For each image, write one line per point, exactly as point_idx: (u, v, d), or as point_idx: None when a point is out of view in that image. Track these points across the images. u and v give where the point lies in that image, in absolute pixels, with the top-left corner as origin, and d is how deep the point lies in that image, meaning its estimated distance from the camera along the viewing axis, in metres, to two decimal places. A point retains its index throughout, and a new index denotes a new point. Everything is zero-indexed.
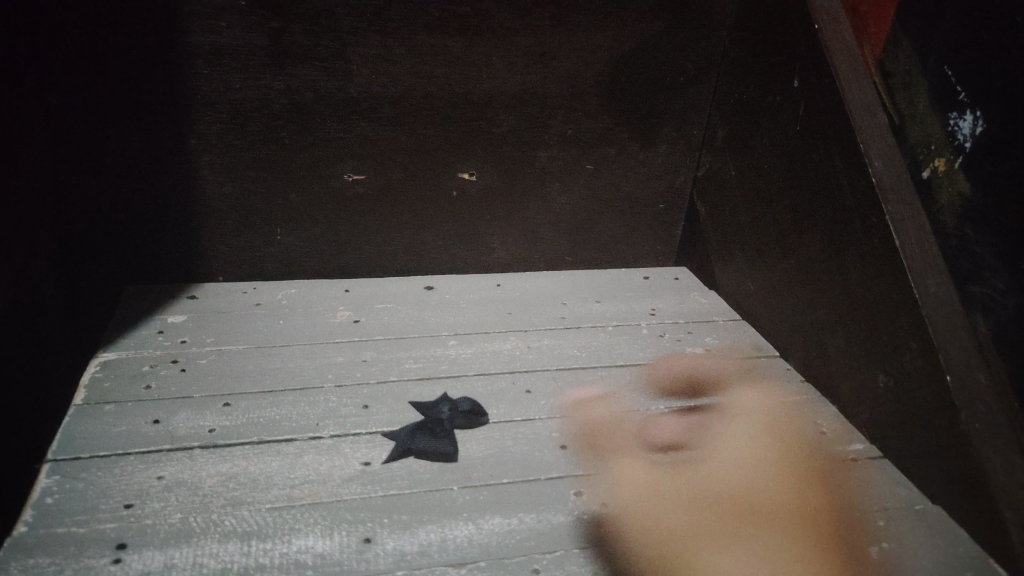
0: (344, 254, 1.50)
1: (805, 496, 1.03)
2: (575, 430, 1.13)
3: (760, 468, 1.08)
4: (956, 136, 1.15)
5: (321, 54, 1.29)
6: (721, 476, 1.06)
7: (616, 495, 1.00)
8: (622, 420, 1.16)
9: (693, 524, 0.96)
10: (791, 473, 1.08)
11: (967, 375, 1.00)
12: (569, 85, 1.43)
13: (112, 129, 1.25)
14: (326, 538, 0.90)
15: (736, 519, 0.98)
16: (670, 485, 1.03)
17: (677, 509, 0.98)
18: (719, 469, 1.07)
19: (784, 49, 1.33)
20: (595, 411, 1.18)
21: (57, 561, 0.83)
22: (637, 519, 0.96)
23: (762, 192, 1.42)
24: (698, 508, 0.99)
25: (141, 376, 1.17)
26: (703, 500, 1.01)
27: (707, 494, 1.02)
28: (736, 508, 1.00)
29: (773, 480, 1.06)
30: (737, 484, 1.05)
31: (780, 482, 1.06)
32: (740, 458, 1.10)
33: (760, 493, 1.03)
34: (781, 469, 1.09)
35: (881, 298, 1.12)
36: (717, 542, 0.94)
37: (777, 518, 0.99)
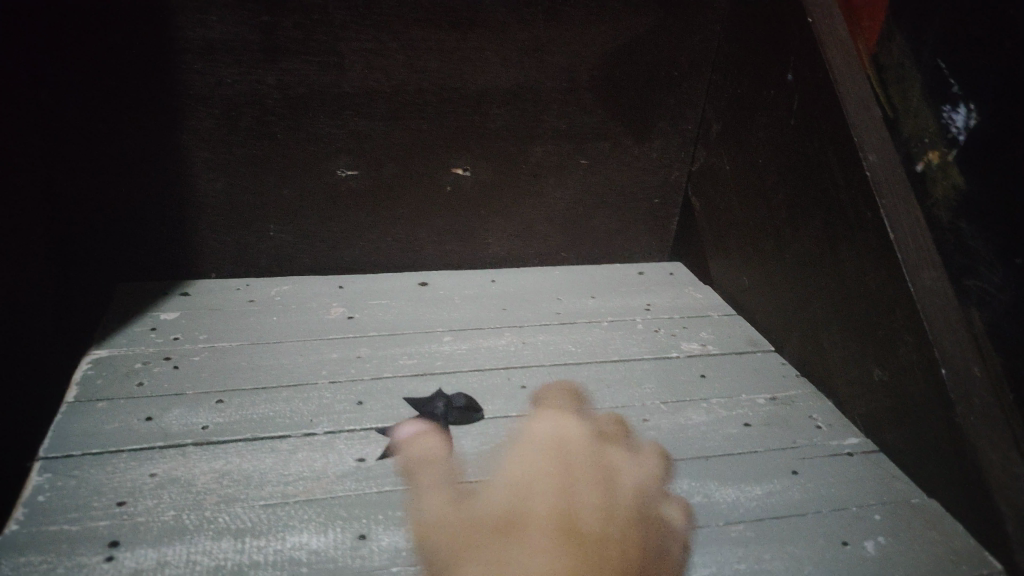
0: (338, 251, 1.50)
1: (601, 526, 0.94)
2: (411, 456, 1.03)
3: (542, 500, 0.97)
4: (950, 129, 1.15)
5: (314, 48, 1.28)
6: (527, 499, 0.97)
7: (425, 514, 0.93)
8: (438, 447, 1.05)
9: (490, 552, 0.88)
10: (580, 506, 0.96)
11: (962, 368, 1.00)
12: (563, 79, 1.43)
13: (103, 124, 1.25)
14: (321, 535, 0.90)
15: (534, 547, 0.89)
16: (443, 518, 0.93)
17: (468, 535, 0.90)
18: (547, 492, 0.98)
19: (778, 43, 1.33)
20: (428, 438, 1.06)
21: (48, 559, 0.83)
22: (423, 548, 0.88)
23: (757, 187, 1.41)
24: (484, 540, 0.89)
25: (134, 373, 1.16)
26: (512, 525, 0.92)
27: (520, 518, 0.93)
28: (537, 537, 0.91)
29: (556, 511, 0.95)
30: (534, 505, 0.96)
31: (562, 518, 0.94)
32: (564, 483, 1.00)
33: (543, 526, 0.92)
34: (571, 505, 0.96)
35: (875, 292, 1.12)
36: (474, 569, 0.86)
37: (572, 548, 0.89)
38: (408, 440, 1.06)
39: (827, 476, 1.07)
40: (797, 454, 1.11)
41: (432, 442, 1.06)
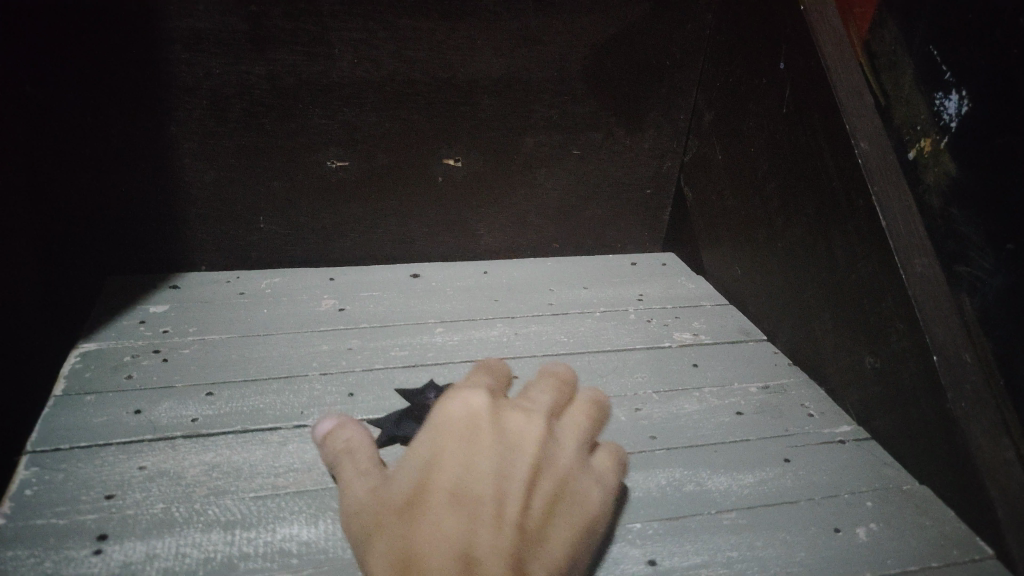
0: (329, 242, 1.49)
1: (511, 463, 0.84)
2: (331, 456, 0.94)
3: (450, 432, 0.85)
4: (942, 117, 1.16)
5: (302, 38, 1.27)
6: (431, 435, 0.86)
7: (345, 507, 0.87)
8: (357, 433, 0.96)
9: (393, 520, 0.79)
10: (489, 436, 0.86)
11: (953, 354, 1.00)
12: (555, 69, 1.42)
13: (90, 117, 1.24)
14: (312, 526, 0.89)
15: (434, 493, 0.79)
16: (359, 502, 0.85)
17: (380, 507, 0.82)
18: (456, 421, 0.87)
19: (771, 31, 1.32)
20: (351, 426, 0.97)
21: (36, 553, 0.82)
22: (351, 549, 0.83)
23: (749, 175, 1.41)
24: (391, 505, 0.81)
25: (123, 366, 1.16)
26: (416, 475, 0.82)
27: (432, 460, 0.83)
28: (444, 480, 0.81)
29: (465, 440, 0.85)
30: (435, 440, 0.85)
31: (472, 454, 0.83)
32: (476, 412, 0.88)
33: (446, 465, 0.82)
34: (483, 436, 0.85)
35: (867, 279, 1.11)
36: (381, 544, 0.78)
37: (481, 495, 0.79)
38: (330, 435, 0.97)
39: (820, 463, 1.07)
40: (789, 442, 1.11)
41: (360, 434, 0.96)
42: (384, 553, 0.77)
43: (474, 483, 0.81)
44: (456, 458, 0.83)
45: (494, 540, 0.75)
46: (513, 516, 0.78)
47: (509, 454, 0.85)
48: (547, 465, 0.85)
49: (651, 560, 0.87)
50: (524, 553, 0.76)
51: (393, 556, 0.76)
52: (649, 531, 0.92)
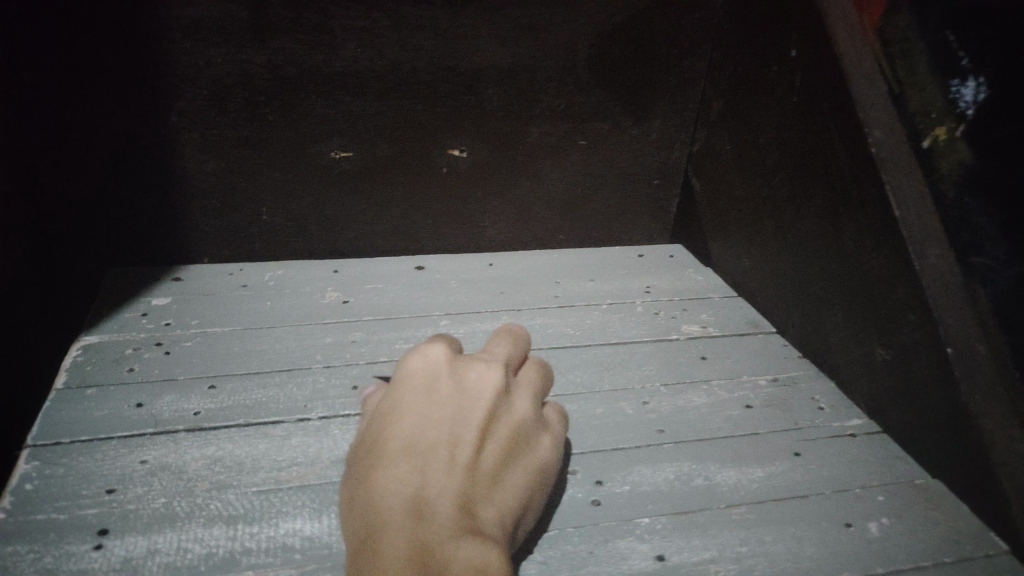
0: (333, 234, 1.48)
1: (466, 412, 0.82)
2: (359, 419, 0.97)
3: (408, 383, 0.84)
4: (958, 104, 1.04)
5: (304, 27, 1.25)
6: (391, 389, 0.84)
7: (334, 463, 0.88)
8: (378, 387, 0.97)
9: (354, 471, 0.79)
10: (447, 387, 0.83)
11: (967, 346, 0.98)
12: (561, 58, 1.40)
13: (89, 107, 1.23)
14: (314, 521, 0.88)
15: (390, 441, 0.78)
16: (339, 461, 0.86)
17: (349, 461, 0.82)
18: (412, 372, 0.85)
19: (781, 18, 1.30)
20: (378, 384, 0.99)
21: (36, 548, 0.81)
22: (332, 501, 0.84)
23: (758, 164, 1.39)
24: (355, 456, 0.81)
25: (124, 359, 1.15)
26: (375, 425, 0.81)
27: (388, 411, 0.82)
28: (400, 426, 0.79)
29: (427, 384, 0.83)
30: (394, 392, 0.84)
31: (426, 403, 0.82)
32: (433, 361, 0.86)
33: (402, 413, 0.81)
34: (439, 386, 0.83)
35: (880, 270, 1.09)
36: (346, 495, 0.78)
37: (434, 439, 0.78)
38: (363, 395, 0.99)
39: (830, 457, 1.05)
40: (799, 436, 1.09)
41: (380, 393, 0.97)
42: (346, 504, 0.77)
43: (428, 430, 0.79)
44: (413, 407, 0.81)
45: (446, 483, 0.75)
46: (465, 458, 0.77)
47: (465, 401, 0.83)
48: (501, 416, 0.84)
49: (658, 556, 0.86)
50: (475, 496, 0.76)
51: (353, 503, 0.76)
52: (656, 526, 0.90)
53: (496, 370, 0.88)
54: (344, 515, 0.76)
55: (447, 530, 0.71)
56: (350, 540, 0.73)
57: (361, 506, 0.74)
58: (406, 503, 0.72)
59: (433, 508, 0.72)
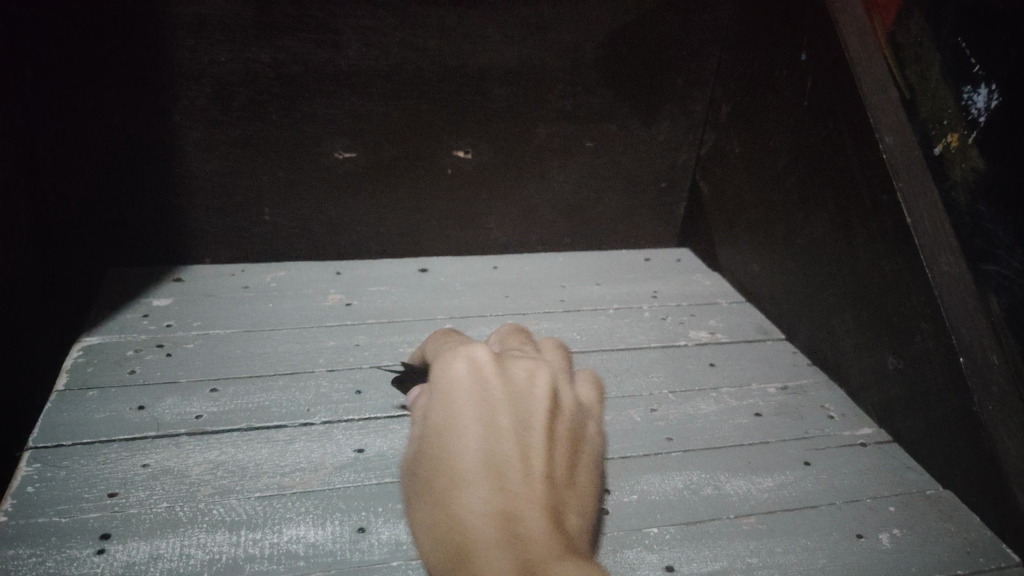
0: (337, 235, 1.47)
1: (528, 415, 0.74)
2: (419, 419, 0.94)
3: (459, 395, 0.76)
4: (970, 111, 1.14)
5: (309, 25, 1.24)
6: (441, 402, 0.77)
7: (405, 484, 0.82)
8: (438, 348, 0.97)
9: (430, 503, 0.72)
10: (501, 389, 0.76)
11: (980, 356, 0.97)
12: (569, 59, 1.39)
13: (92, 103, 1.21)
14: (318, 528, 0.87)
15: (460, 462, 0.70)
16: (410, 490, 0.79)
17: (420, 490, 0.75)
18: (460, 382, 0.77)
19: (791, 21, 1.28)
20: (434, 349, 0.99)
21: (37, 552, 0.80)
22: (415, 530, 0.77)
23: (767, 169, 1.38)
24: (426, 483, 0.74)
25: (126, 361, 1.13)
26: (438, 446, 0.73)
27: (448, 428, 0.74)
28: (466, 444, 0.71)
29: (477, 393, 0.75)
30: (447, 406, 0.76)
31: (486, 414, 0.74)
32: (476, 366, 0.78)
33: (463, 428, 0.73)
34: (492, 392, 0.76)
35: (891, 277, 1.08)
36: (429, 528, 0.72)
37: (507, 451, 0.70)
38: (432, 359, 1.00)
39: (841, 467, 1.04)
40: (809, 445, 1.08)
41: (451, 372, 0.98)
42: (434, 540, 0.70)
43: (496, 444, 0.71)
44: (472, 419, 0.73)
45: (527, 496, 0.67)
46: (542, 465, 0.70)
47: (523, 404, 0.75)
48: (560, 416, 0.77)
49: (668, 567, 0.84)
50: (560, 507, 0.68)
51: (442, 538, 0.69)
52: (665, 536, 0.89)
53: (542, 363, 0.81)
54: (434, 552, 0.70)
55: (547, 548, 0.62)
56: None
57: (451, 542, 0.67)
58: (493, 526, 0.64)
59: (523, 528, 0.64)
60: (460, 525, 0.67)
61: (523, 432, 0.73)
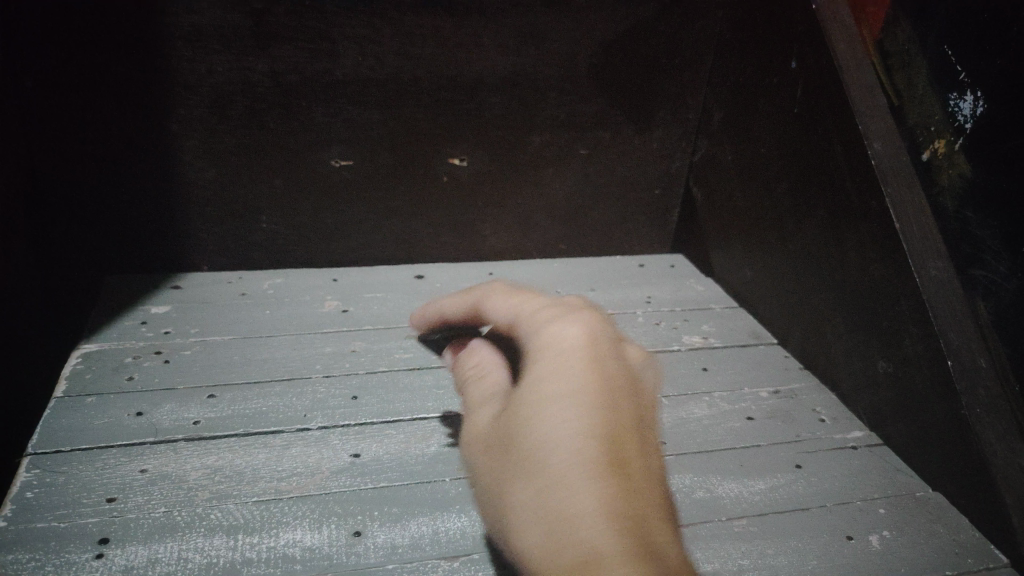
0: (333, 242, 1.48)
1: (640, 407, 0.70)
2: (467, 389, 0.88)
3: (579, 372, 0.69)
4: (957, 118, 1.23)
5: (305, 35, 1.25)
6: (549, 370, 0.70)
7: (478, 448, 0.76)
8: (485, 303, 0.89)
9: (531, 478, 0.65)
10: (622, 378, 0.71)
11: (968, 360, 0.98)
12: (563, 67, 1.40)
13: (91, 112, 1.22)
14: (315, 532, 0.88)
15: (577, 441, 0.64)
16: (490, 455, 0.73)
17: (510, 459, 0.69)
18: (568, 356, 0.71)
19: (783, 30, 1.30)
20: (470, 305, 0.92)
21: (37, 556, 0.81)
22: (493, 501, 0.72)
23: (760, 175, 1.39)
24: (525, 453, 0.67)
25: (124, 367, 1.14)
26: (545, 414, 0.66)
27: (559, 398, 0.67)
28: (584, 425, 0.65)
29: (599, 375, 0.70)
30: (557, 374, 0.69)
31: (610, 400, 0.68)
32: (586, 340, 0.72)
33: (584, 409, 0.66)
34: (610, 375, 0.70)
35: (880, 283, 1.10)
36: (524, 504, 0.66)
37: (624, 444, 0.64)
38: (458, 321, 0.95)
39: (833, 470, 1.05)
40: (801, 448, 1.09)
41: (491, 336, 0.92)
42: (532, 520, 0.64)
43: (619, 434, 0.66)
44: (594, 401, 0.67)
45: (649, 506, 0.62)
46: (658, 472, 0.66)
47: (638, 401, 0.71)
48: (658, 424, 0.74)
49: None
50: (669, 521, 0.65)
51: (547, 524, 0.63)
52: None
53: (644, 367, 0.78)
54: (532, 539, 0.64)
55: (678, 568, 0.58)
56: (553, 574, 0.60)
57: (561, 532, 0.61)
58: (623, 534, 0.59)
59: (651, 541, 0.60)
60: (573, 518, 0.61)
61: (639, 427, 0.68)
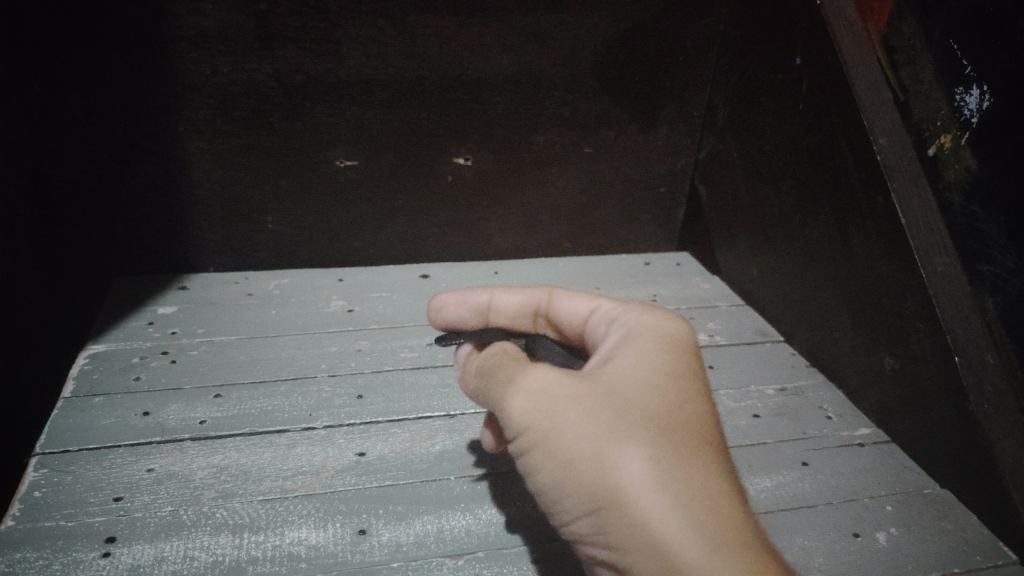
0: (339, 242, 1.49)
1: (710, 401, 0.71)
2: (483, 356, 0.76)
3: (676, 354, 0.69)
4: (963, 112, 1.27)
5: (309, 36, 1.25)
6: (664, 357, 0.68)
7: (546, 398, 0.65)
8: (535, 294, 0.86)
9: (664, 451, 0.61)
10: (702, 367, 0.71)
11: (976, 357, 0.98)
12: (567, 65, 1.39)
13: (98, 115, 1.23)
14: (320, 530, 0.88)
15: (707, 433, 0.64)
16: (577, 411, 0.63)
17: (622, 423, 0.62)
18: (661, 336, 0.71)
19: (788, 26, 1.29)
20: (508, 292, 0.88)
21: (44, 555, 0.81)
22: (571, 459, 0.62)
23: (766, 172, 1.39)
24: (648, 424, 0.63)
25: (131, 367, 1.15)
26: (669, 398, 0.65)
27: (681, 382, 0.67)
28: (706, 419, 0.66)
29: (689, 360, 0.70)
30: (673, 365, 0.68)
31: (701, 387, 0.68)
32: (691, 338, 0.72)
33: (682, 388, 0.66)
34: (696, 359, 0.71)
35: (886, 279, 1.09)
36: (652, 474, 0.60)
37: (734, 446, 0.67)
38: (489, 307, 0.88)
39: (839, 467, 1.04)
40: (807, 446, 1.09)
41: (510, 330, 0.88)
42: (663, 490, 0.59)
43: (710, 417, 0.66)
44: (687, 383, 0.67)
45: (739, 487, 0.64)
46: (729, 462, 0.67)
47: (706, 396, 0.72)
48: None
49: None
50: None
51: (685, 497, 0.59)
52: None
53: None
54: (663, 507, 0.59)
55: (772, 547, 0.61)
56: (704, 548, 0.57)
57: (709, 513, 0.59)
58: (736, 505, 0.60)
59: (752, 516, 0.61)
60: (721, 502, 0.60)
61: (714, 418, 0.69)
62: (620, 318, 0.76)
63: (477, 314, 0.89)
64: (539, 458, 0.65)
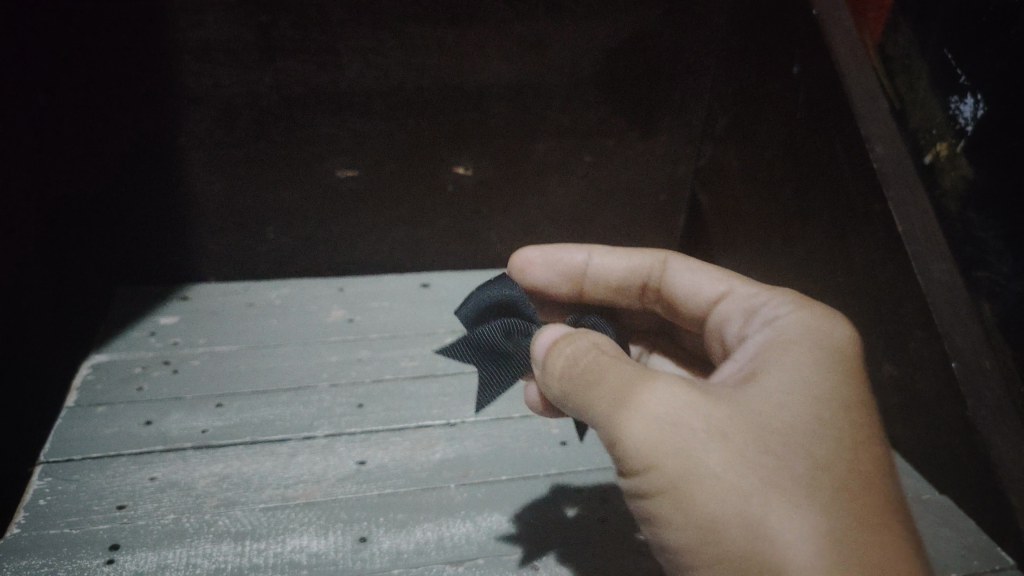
0: (341, 251, 1.51)
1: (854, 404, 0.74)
2: (591, 353, 0.79)
3: (814, 368, 0.74)
4: (958, 120, 1.33)
5: (311, 48, 1.24)
6: (815, 377, 0.73)
7: (677, 435, 0.68)
8: (646, 262, 1.04)
9: (809, 499, 0.65)
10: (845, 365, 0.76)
11: (975, 363, 0.98)
12: (568, 75, 1.37)
13: (101, 128, 1.25)
14: (321, 538, 0.90)
15: (866, 476, 0.68)
16: (715, 453, 0.67)
17: (771, 475, 0.66)
18: (794, 356, 0.76)
19: (786, 35, 1.30)
20: (609, 255, 1.06)
21: (50, 562, 0.84)
22: (709, 510, 0.66)
23: (764, 180, 1.40)
24: (799, 473, 0.67)
25: (134, 377, 1.16)
26: (825, 435, 0.69)
27: (821, 403, 0.71)
28: (862, 453, 0.69)
29: (829, 368, 0.75)
30: (823, 390, 0.72)
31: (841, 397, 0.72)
32: (834, 344, 0.78)
33: (818, 411, 0.71)
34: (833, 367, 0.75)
35: (881, 286, 1.10)
36: (804, 528, 0.64)
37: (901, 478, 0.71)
38: (580, 268, 1.05)
39: None
40: None
41: (602, 293, 1.08)
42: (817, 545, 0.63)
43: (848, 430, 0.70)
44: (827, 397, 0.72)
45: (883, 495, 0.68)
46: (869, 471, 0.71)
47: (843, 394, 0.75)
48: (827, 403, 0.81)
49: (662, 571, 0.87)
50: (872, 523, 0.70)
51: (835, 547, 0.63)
52: None
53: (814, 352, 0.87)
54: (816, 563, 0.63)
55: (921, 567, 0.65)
56: None
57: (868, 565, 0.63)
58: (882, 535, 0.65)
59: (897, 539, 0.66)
60: (885, 546, 0.64)
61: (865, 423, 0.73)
62: (772, 318, 0.84)
63: (569, 271, 1.06)
64: (668, 507, 0.69)
